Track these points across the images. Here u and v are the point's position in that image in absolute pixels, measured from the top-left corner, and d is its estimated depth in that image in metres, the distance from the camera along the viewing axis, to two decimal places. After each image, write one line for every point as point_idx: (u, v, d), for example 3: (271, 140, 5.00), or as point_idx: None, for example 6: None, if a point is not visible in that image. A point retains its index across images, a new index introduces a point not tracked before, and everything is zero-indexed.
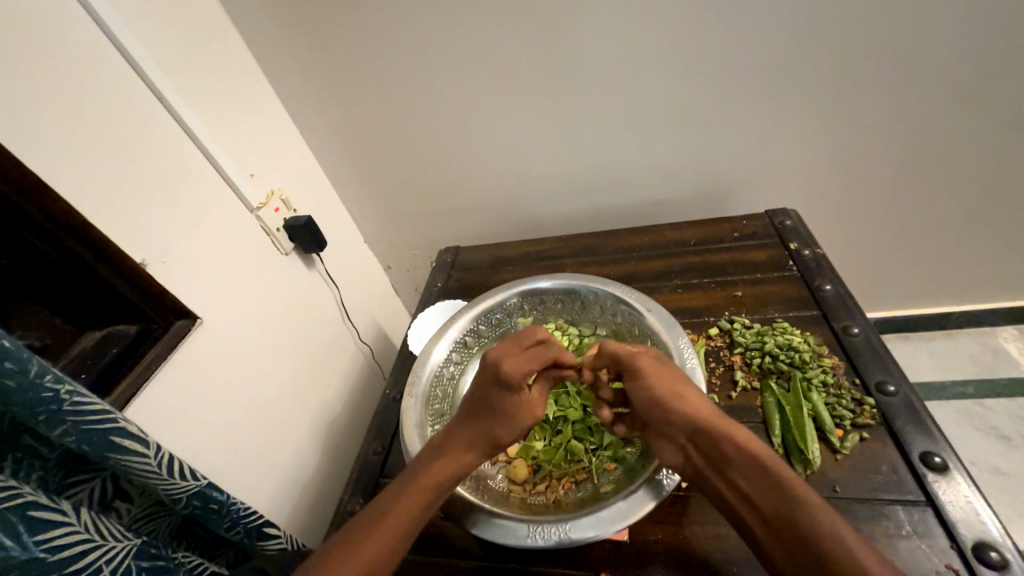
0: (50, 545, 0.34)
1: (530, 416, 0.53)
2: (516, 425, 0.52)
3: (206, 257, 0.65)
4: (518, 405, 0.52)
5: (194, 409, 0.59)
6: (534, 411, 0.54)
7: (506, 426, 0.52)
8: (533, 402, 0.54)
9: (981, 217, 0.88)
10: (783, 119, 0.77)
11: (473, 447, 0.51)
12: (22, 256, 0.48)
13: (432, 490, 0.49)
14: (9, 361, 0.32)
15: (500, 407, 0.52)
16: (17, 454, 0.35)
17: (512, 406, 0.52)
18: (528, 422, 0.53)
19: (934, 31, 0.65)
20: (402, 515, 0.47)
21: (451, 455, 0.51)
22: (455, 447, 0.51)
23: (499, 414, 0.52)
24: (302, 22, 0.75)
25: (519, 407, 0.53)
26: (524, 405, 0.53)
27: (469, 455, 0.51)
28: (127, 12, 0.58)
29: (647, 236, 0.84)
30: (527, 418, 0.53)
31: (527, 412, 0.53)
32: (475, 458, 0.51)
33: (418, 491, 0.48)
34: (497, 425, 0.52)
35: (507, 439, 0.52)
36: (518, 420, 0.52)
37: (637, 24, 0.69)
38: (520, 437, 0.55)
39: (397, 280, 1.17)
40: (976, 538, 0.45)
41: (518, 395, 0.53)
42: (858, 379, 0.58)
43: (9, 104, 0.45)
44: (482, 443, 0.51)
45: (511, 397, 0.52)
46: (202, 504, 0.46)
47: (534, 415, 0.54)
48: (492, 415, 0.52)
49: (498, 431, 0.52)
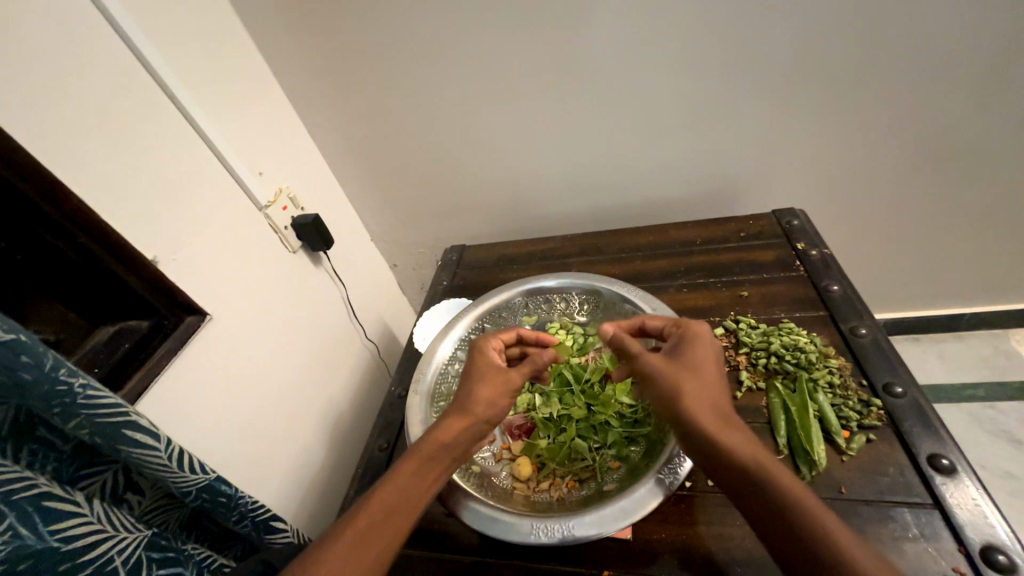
0: (64, 535, 0.35)
1: (509, 384, 0.53)
2: (501, 390, 0.52)
3: (215, 254, 0.65)
4: (497, 370, 0.53)
5: (202, 404, 0.59)
6: (510, 376, 0.53)
7: (490, 389, 0.52)
8: (513, 372, 0.54)
9: (994, 218, 0.87)
10: (791, 117, 0.76)
11: (466, 417, 0.50)
12: (37, 251, 0.49)
13: (423, 463, 0.47)
14: (25, 355, 0.33)
15: (482, 371, 0.53)
16: (34, 445, 0.36)
17: (490, 370, 0.53)
18: (509, 388, 0.53)
19: (944, 29, 0.64)
20: (393, 492, 0.45)
21: (445, 426, 0.49)
22: (447, 419, 0.50)
23: (484, 378, 0.52)
24: (310, 22, 0.76)
25: (496, 371, 0.53)
26: (503, 371, 0.53)
27: (460, 423, 0.49)
28: (138, 13, 0.59)
29: (653, 235, 0.84)
30: (504, 381, 0.53)
31: (505, 378, 0.53)
32: (468, 430, 0.49)
33: (410, 466, 0.47)
34: (479, 388, 0.52)
35: (495, 406, 0.51)
36: (501, 386, 0.52)
37: (644, 23, 0.69)
38: (504, 408, 0.52)
39: (403, 278, 1.18)
40: (984, 541, 0.44)
41: (498, 363, 0.55)
42: (865, 380, 0.57)
43: (24, 103, 0.46)
44: (473, 409, 0.50)
45: (491, 362, 0.54)
46: (211, 497, 0.47)
47: (509, 381, 0.53)
48: (474, 380, 0.52)
49: (482, 395, 0.51)
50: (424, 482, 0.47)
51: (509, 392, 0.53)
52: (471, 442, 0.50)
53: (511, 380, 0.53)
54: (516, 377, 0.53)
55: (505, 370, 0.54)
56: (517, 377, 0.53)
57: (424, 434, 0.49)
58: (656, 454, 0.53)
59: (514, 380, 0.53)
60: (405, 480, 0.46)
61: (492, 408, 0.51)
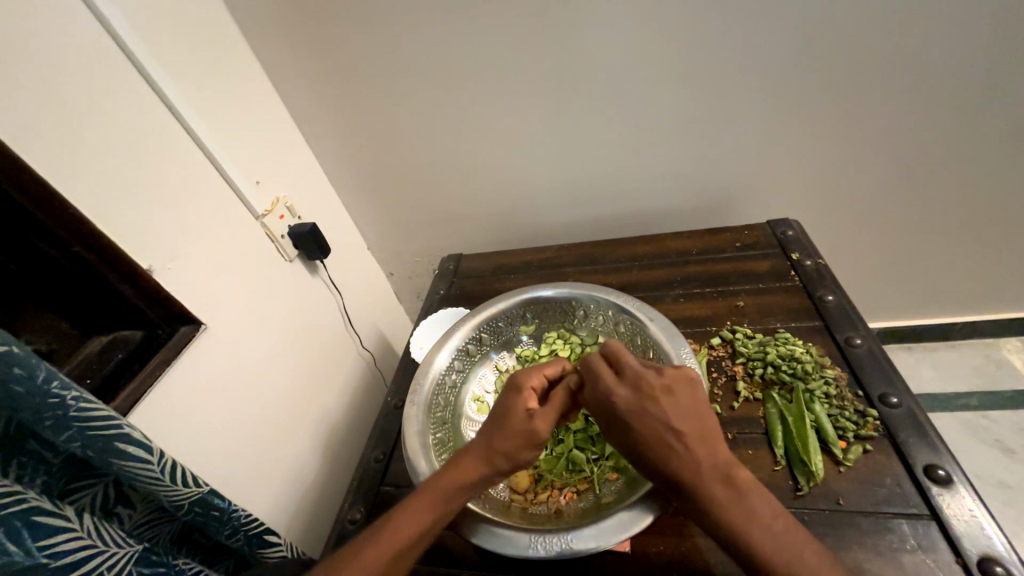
0: (53, 551, 0.34)
1: (533, 435, 0.49)
2: (523, 442, 0.49)
3: (207, 261, 0.65)
4: (520, 415, 0.49)
5: (194, 416, 0.58)
6: (533, 426, 0.49)
7: (510, 440, 0.49)
8: (542, 420, 0.49)
9: (983, 228, 0.88)
10: (784, 128, 0.77)
11: (481, 466, 0.48)
12: (31, 260, 0.49)
13: (434, 504, 0.48)
14: (17, 367, 0.32)
15: (507, 419, 0.49)
16: (22, 458, 0.35)
17: (516, 417, 0.49)
18: (534, 439, 0.49)
19: (931, 45, 0.66)
20: (402, 534, 0.46)
21: (458, 470, 0.49)
22: (462, 459, 0.49)
23: (507, 428, 0.49)
24: (307, 33, 0.76)
25: (523, 422, 0.49)
26: (529, 420, 0.49)
27: (475, 469, 0.48)
28: (137, 23, 0.59)
29: (647, 245, 0.85)
30: (526, 432, 0.49)
31: (528, 428, 0.49)
32: (481, 476, 0.48)
33: (421, 505, 0.47)
34: (503, 439, 0.49)
35: (517, 458, 0.49)
36: (526, 439, 0.49)
37: (639, 36, 0.70)
38: (530, 456, 0.50)
39: (398, 287, 1.18)
40: (981, 553, 0.44)
41: (527, 409, 0.50)
42: (861, 391, 0.58)
43: (20, 115, 0.46)
44: (491, 457, 0.49)
45: (517, 407, 0.50)
46: (204, 511, 0.46)
47: (531, 432, 0.49)
48: (494, 426, 0.50)
49: (502, 445, 0.49)
50: (433, 524, 0.47)
51: (535, 443, 0.49)
52: (481, 487, 0.49)
53: (536, 431, 0.49)
54: (542, 425, 0.49)
55: (531, 419, 0.49)
56: (544, 429, 0.49)
57: (436, 474, 0.49)
58: (641, 482, 0.52)
59: (541, 430, 0.49)
60: (414, 522, 0.47)
61: (513, 456, 0.49)
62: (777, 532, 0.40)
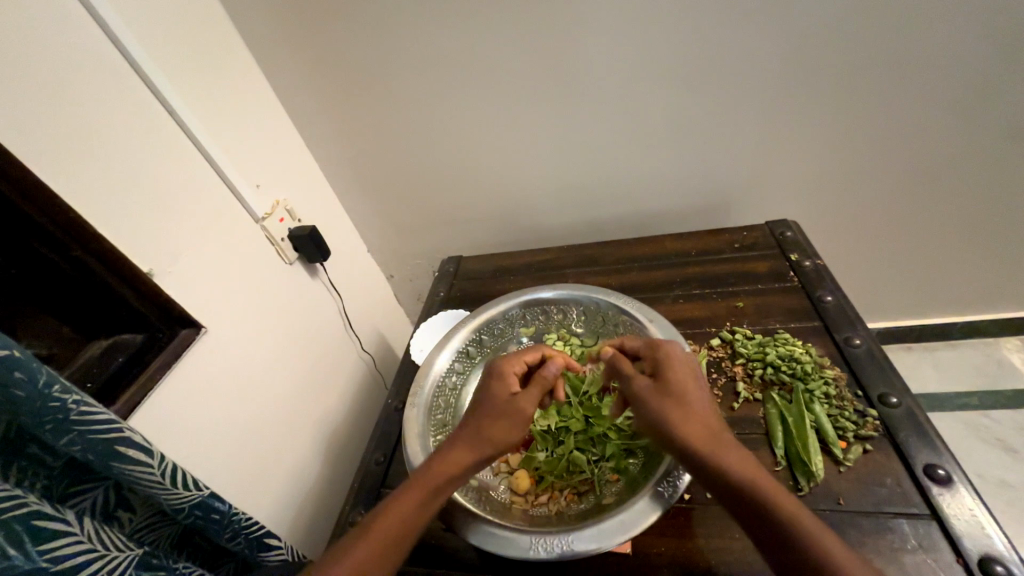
0: (52, 556, 0.34)
1: (518, 415, 0.51)
2: (509, 424, 0.50)
3: (208, 264, 0.65)
4: (504, 399, 0.52)
5: (194, 419, 0.58)
6: (516, 405, 0.51)
7: (499, 425, 0.50)
8: (524, 401, 0.52)
9: (982, 227, 0.88)
10: (782, 129, 0.77)
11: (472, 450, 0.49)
12: (31, 264, 0.49)
13: (427, 492, 0.47)
14: (19, 370, 0.32)
15: (490, 404, 0.51)
16: (22, 462, 0.35)
17: (498, 400, 0.52)
18: (520, 420, 0.51)
19: (927, 46, 0.66)
20: (397, 521, 0.45)
21: (449, 457, 0.49)
22: (454, 448, 0.50)
23: (492, 411, 0.51)
24: (307, 37, 0.77)
25: (506, 403, 0.51)
26: (512, 401, 0.51)
27: (464, 454, 0.49)
28: (138, 29, 0.59)
29: (647, 246, 0.85)
30: (510, 412, 0.51)
31: (512, 410, 0.51)
32: (474, 465, 0.49)
33: (416, 495, 0.47)
34: (490, 422, 0.50)
35: (506, 440, 0.50)
36: (512, 420, 0.50)
37: (637, 38, 0.70)
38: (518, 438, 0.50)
39: (398, 289, 1.18)
40: (982, 552, 0.44)
41: (507, 393, 0.52)
42: (861, 390, 0.58)
43: (21, 121, 0.46)
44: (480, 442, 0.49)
45: (500, 393, 0.52)
46: (204, 514, 0.46)
47: (514, 411, 0.51)
48: (482, 413, 0.51)
49: (490, 429, 0.50)
50: (427, 511, 0.47)
51: (522, 425, 0.51)
52: (473, 473, 0.49)
53: (520, 410, 0.51)
54: (527, 404, 0.51)
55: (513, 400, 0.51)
56: (527, 408, 0.51)
57: (428, 464, 0.49)
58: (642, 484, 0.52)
59: (524, 409, 0.51)
60: (410, 510, 0.46)
61: (503, 442, 0.50)
62: (779, 505, 0.41)
